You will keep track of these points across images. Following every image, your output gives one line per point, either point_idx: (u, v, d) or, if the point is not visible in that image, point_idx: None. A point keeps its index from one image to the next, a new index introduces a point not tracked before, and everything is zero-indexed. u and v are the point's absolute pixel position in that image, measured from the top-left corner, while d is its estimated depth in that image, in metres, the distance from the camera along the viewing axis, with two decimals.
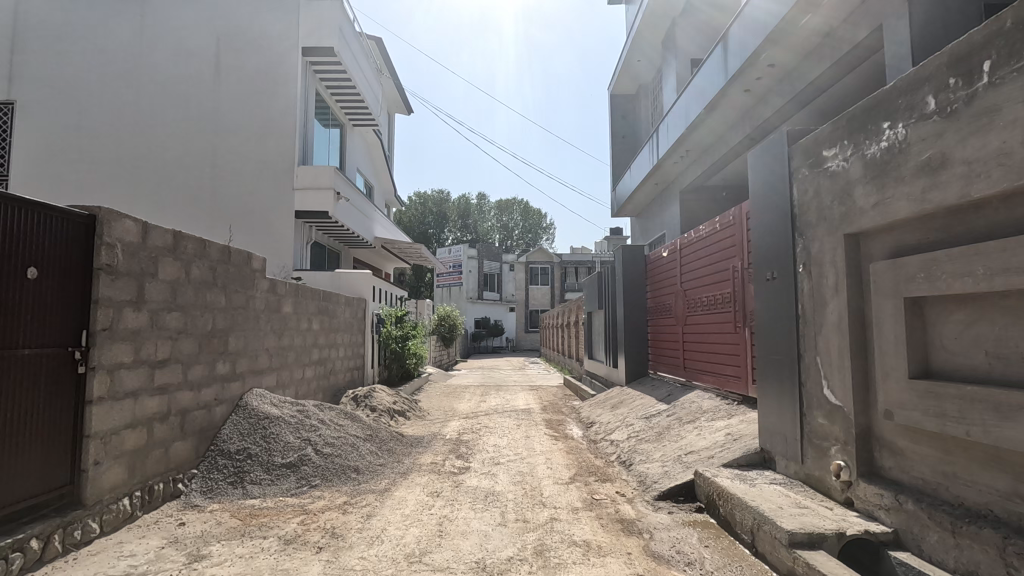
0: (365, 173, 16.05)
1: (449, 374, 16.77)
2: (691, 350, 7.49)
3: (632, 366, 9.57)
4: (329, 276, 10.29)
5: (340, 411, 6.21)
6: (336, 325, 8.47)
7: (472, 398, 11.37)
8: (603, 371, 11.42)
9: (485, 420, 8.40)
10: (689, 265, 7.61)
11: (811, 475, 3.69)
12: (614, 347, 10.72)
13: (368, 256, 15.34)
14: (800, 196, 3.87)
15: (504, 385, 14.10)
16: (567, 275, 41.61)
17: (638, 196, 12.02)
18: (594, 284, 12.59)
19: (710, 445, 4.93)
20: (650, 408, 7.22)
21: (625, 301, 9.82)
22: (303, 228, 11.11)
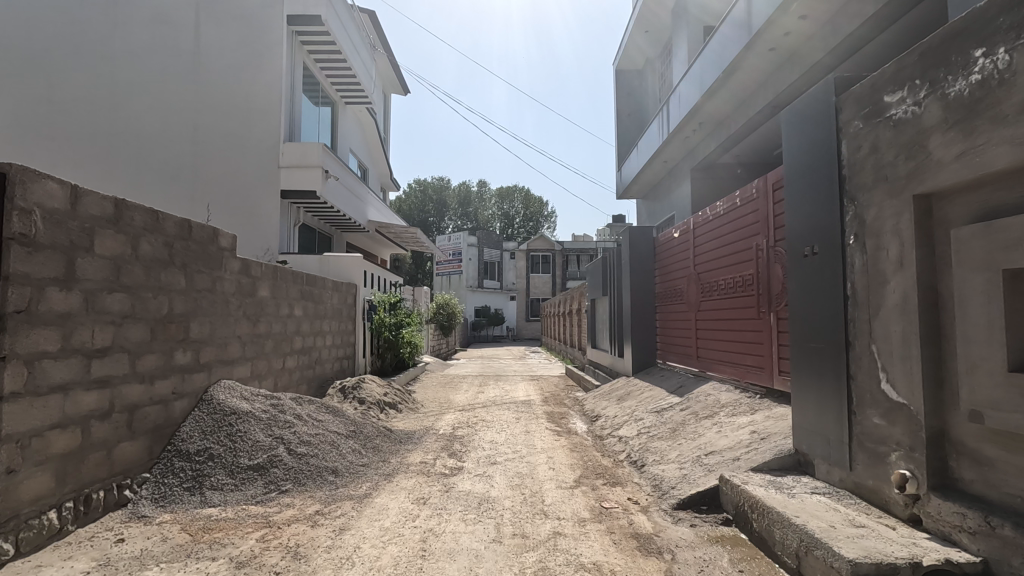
0: (359, 154, 15.37)
1: (447, 364, 16.21)
2: (705, 337, 6.92)
3: (639, 356, 8.98)
4: (318, 260, 9.69)
5: (321, 405, 5.64)
6: (322, 311, 7.88)
7: (470, 389, 10.81)
8: (608, 361, 10.84)
9: (482, 413, 7.83)
10: (703, 247, 7.01)
11: (863, 484, 3.11)
12: (619, 336, 10.13)
13: (362, 241, 14.73)
14: (851, 154, 3.25)
15: (504, 375, 13.54)
16: (569, 263, 40.95)
17: (645, 176, 11.36)
18: (598, 269, 11.98)
19: (734, 445, 4.35)
20: (661, 401, 6.65)
21: (631, 286, 9.22)
22: (289, 208, 10.50)
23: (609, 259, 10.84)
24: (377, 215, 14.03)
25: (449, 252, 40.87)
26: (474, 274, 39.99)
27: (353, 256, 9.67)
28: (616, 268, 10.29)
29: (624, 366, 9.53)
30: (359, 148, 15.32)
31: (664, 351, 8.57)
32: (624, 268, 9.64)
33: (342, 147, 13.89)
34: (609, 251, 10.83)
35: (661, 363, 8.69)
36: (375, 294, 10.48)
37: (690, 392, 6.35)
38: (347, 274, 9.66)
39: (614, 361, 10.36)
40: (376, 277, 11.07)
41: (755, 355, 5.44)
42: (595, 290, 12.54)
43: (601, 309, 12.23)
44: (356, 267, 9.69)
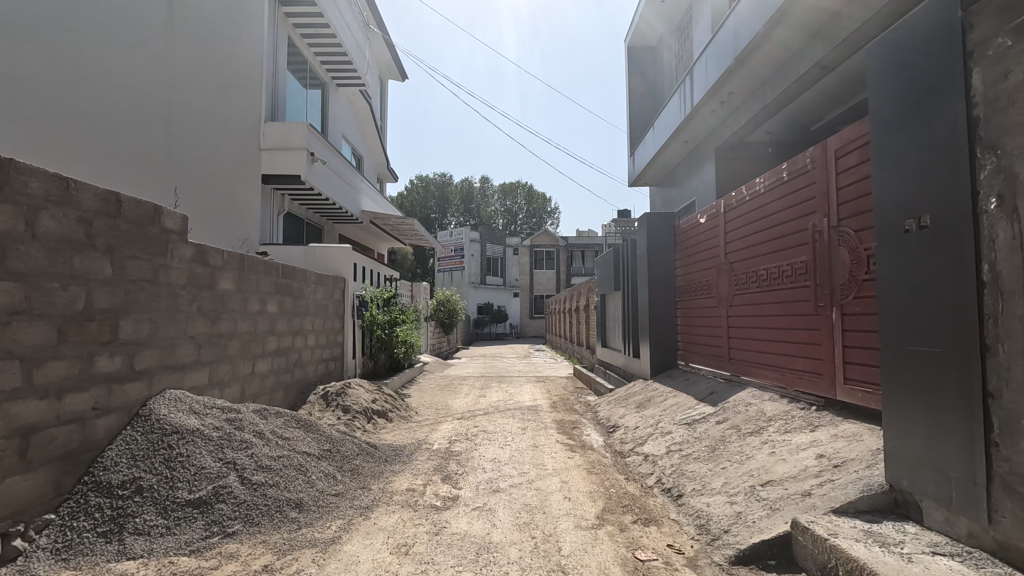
0: (352, 141, 14.45)
1: (448, 364, 15.32)
2: (738, 336, 6.03)
3: (658, 357, 8.08)
4: (303, 252, 8.81)
5: (293, 418, 4.75)
6: (303, 308, 7.00)
7: (470, 392, 9.92)
8: (621, 362, 9.94)
9: (483, 423, 6.95)
10: (735, 234, 6.11)
11: (1012, 547, 2.21)
12: (635, 335, 9.22)
13: (357, 234, 13.85)
14: (992, 84, 2.33)
15: (507, 375, 12.65)
16: (573, 259, 39.99)
17: (661, 160, 10.41)
18: (609, 262, 11.06)
19: (799, 474, 3.46)
20: (689, 410, 5.75)
21: (649, 280, 8.30)
22: (274, 196, 9.63)
23: (622, 251, 9.93)
24: (371, 204, 13.14)
25: (451, 247, 39.98)
26: (477, 270, 39.10)
27: (342, 246, 8.78)
28: (631, 260, 9.37)
29: (640, 368, 8.63)
30: (352, 134, 14.40)
31: (687, 352, 7.68)
32: (640, 260, 8.72)
33: (334, 132, 12.98)
34: (622, 242, 9.90)
35: (683, 365, 7.80)
36: (366, 289, 9.55)
37: (725, 401, 5.45)
38: (335, 267, 8.77)
39: (628, 362, 9.47)
40: (369, 271, 10.19)
41: (807, 359, 4.55)
42: (605, 285, 11.61)
43: (612, 306, 11.31)
44: (344, 258, 8.80)
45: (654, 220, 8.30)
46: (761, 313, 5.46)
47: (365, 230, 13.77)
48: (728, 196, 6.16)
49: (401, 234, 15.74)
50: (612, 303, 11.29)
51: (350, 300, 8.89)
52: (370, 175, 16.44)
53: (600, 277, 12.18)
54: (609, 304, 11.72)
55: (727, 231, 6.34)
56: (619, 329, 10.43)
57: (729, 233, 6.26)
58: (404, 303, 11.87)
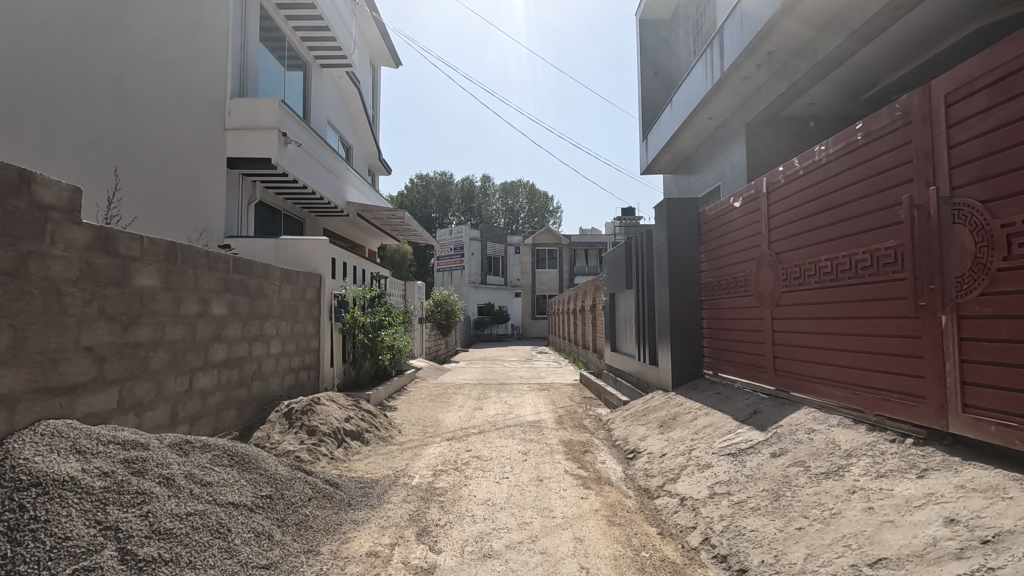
0: (339, 129, 13.36)
1: (444, 369, 14.27)
2: (782, 344, 5.00)
3: (680, 366, 6.99)
4: (274, 245, 7.75)
5: (226, 453, 3.64)
6: (263, 310, 5.91)
7: (465, 404, 8.84)
8: (635, 369, 8.84)
9: (477, 445, 5.87)
10: (778, 222, 5.09)
11: None
12: (652, 339, 8.13)
13: (344, 229, 12.79)
14: None
15: (507, 382, 11.56)
16: (576, 259, 38.89)
17: (679, 143, 9.29)
18: (621, 257, 9.95)
19: (925, 552, 2.37)
20: (730, 434, 4.66)
21: (669, 275, 7.21)
22: (247, 184, 8.56)
23: (636, 244, 8.83)
24: (359, 196, 12.07)
25: (451, 246, 38.95)
26: (477, 269, 38.01)
27: (318, 239, 7.71)
28: (647, 255, 8.28)
29: (658, 378, 7.55)
30: (339, 121, 13.31)
31: (712, 361, 6.67)
32: (657, 253, 7.63)
33: (318, 118, 11.90)
34: (636, 234, 8.81)
35: (710, 375, 6.74)
36: (346, 287, 8.46)
37: (776, 425, 4.35)
38: (310, 262, 7.69)
39: (644, 371, 8.38)
40: (353, 268, 9.14)
41: (892, 375, 3.51)
42: (617, 283, 10.49)
43: (624, 306, 10.19)
44: (321, 253, 7.72)
45: (674, 205, 7.18)
46: (814, 315, 4.44)
47: (353, 224, 12.70)
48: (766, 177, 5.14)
49: (394, 229, 14.66)
50: (624, 303, 10.18)
51: (328, 301, 7.82)
52: (360, 166, 15.34)
53: (610, 273, 11.09)
54: (620, 305, 10.61)
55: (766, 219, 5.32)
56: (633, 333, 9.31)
57: (770, 222, 5.23)
58: (393, 304, 10.77)
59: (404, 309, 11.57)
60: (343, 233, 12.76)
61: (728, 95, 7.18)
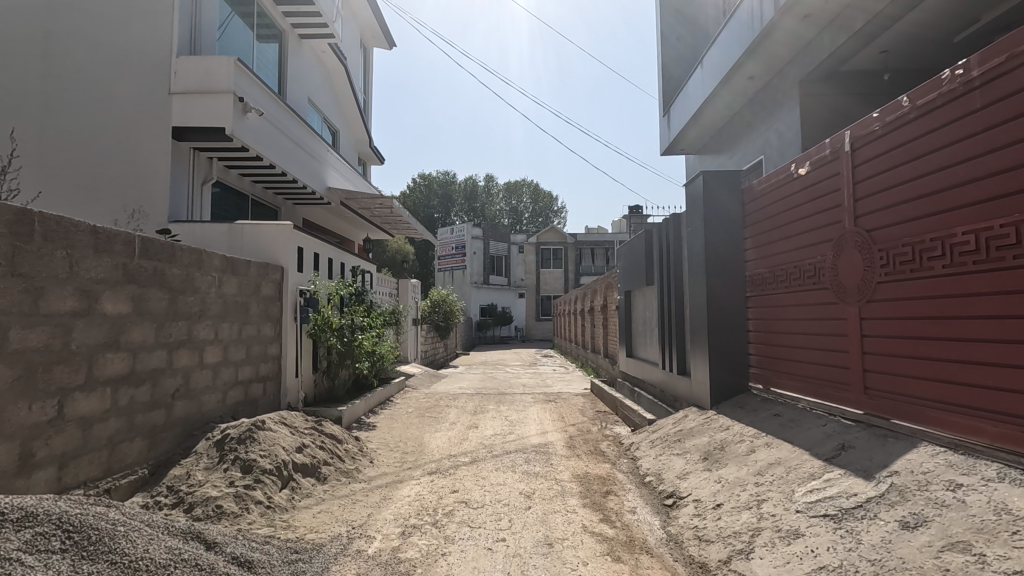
0: (323, 110, 12.08)
1: (441, 376, 12.97)
2: (870, 353, 3.76)
3: (719, 378, 5.66)
4: (227, 230, 6.46)
5: (61, 529, 2.33)
6: (192, 309, 4.60)
7: (458, 420, 7.51)
8: (661, 380, 7.49)
9: (466, 484, 4.53)
10: (864, 193, 3.83)
11: None
12: (682, 345, 6.79)
13: (329, 220, 11.52)
14: None
15: (508, 392, 10.21)
16: (582, 258, 37.51)
17: (709, 115, 7.93)
18: (640, 250, 8.61)
19: None
20: (815, 480, 3.32)
21: (705, 267, 5.89)
22: (201, 162, 7.27)
23: (661, 232, 7.50)
24: (343, 182, 10.78)
25: (452, 246, 37.65)
26: (479, 269, 36.68)
27: (280, 224, 6.44)
28: (675, 244, 6.95)
29: (691, 392, 6.23)
30: (322, 102, 12.03)
31: (760, 372, 5.40)
32: (690, 241, 6.31)
33: (296, 94, 10.60)
34: (661, 221, 7.47)
35: (757, 390, 5.45)
36: (318, 282, 7.15)
37: (890, 473, 3.02)
38: (271, 252, 6.41)
39: (671, 382, 7.04)
40: (329, 261, 7.86)
41: None
42: (635, 279, 9.15)
43: (644, 308, 8.83)
44: (284, 241, 6.44)
45: (712, 181, 5.86)
46: (930, 315, 3.21)
47: (338, 215, 11.42)
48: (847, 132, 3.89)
49: (385, 222, 13.36)
50: (644, 303, 8.84)
51: (293, 298, 6.54)
52: (348, 153, 14.05)
53: (627, 269, 9.76)
54: (639, 306, 9.26)
55: (844, 190, 4.06)
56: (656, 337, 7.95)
57: (850, 194, 3.98)
58: (379, 305, 9.43)
59: (393, 311, 10.22)
60: (326, 224, 11.47)
61: (779, 44, 5.82)
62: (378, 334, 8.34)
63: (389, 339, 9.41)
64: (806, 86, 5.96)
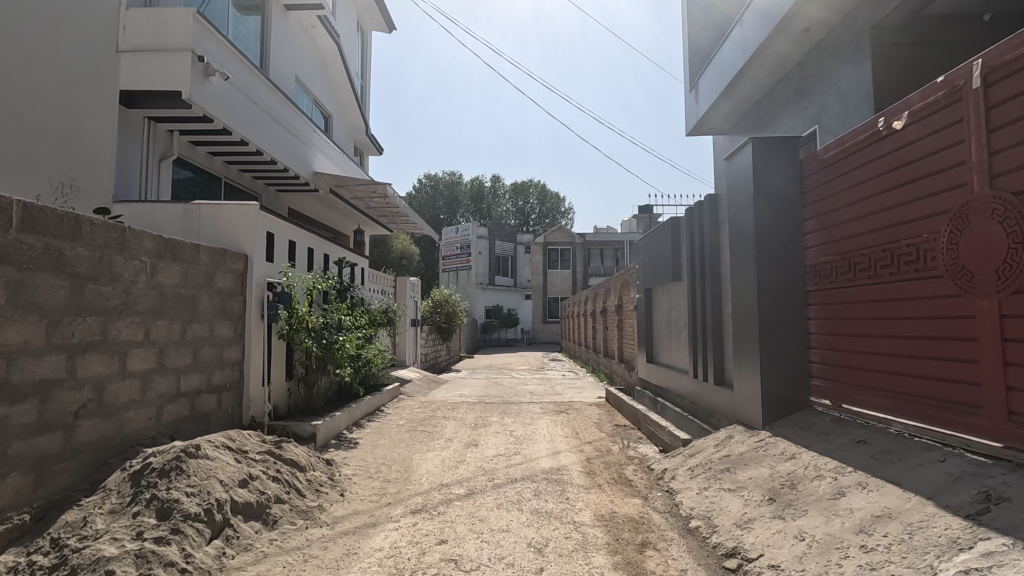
0: (313, 91, 11.10)
1: (442, 382, 11.94)
2: (1017, 365, 2.71)
3: (771, 391, 4.62)
4: (182, 211, 5.47)
5: None
6: (108, 302, 3.60)
7: (455, 435, 6.47)
8: (693, 391, 6.43)
9: (458, 530, 3.50)
10: (1004, 144, 2.77)
11: None
12: (722, 351, 5.75)
13: (318, 211, 10.55)
14: None
15: (514, 401, 9.15)
16: (591, 259, 36.42)
17: (747, 83, 6.84)
18: (667, 241, 7.55)
19: None
20: (963, 554, 2.24)
21: (753, 255, 4.85)
22: (160, 135, 6.29)
23: (693, 218, 6.45)
24: (332, 168, 9.81)
25: (457, 246, 36.67)
26: (485, 270, 35.63)
27: (244, 205, 5.44)
28: (711, 231, 5.92)
29: (734, 408, 5.18)
30: (313, 82, 11.06)
31: (825, 386, 4.33)
32: (732, 226, 5.27)
33: (281, 71, 9.62)
34: (694, 206, 6.43)
35: (821, 408, 4.39)
36: (294, 275, 6.13)
37: None
38: (232, 238, 5.43)
39: (706, 394, 5.99)
40: (309, 252, 6.88)
41: None
42: (659, 276, 8.10)
43: (670, 308, 7.78)
44: (248, 225, 5.44)
45: (762, 150, 4.80)
46: None
47: (329, 205, 10.45)
48: (977, 61, 2.84)
49: (382, 215, 12.36)
50: (670, 302, 7.78)
51: (259, 293, 5.55)
52: (343, 141, 13.08)
53: (650, 264, 8.70)
54: (663, 306, 8.19)
55: (967, 144, 3.01)
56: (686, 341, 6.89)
57: (977, 149, 2.93)
58: (370, 304, 8.39)
59: (388, 312, 9.18)
60: (317, 216, 10.51)
61: None
62: (366, 337, 7.28)
63: (381, 343, 8.38)
64: (879, 34, 4.87)
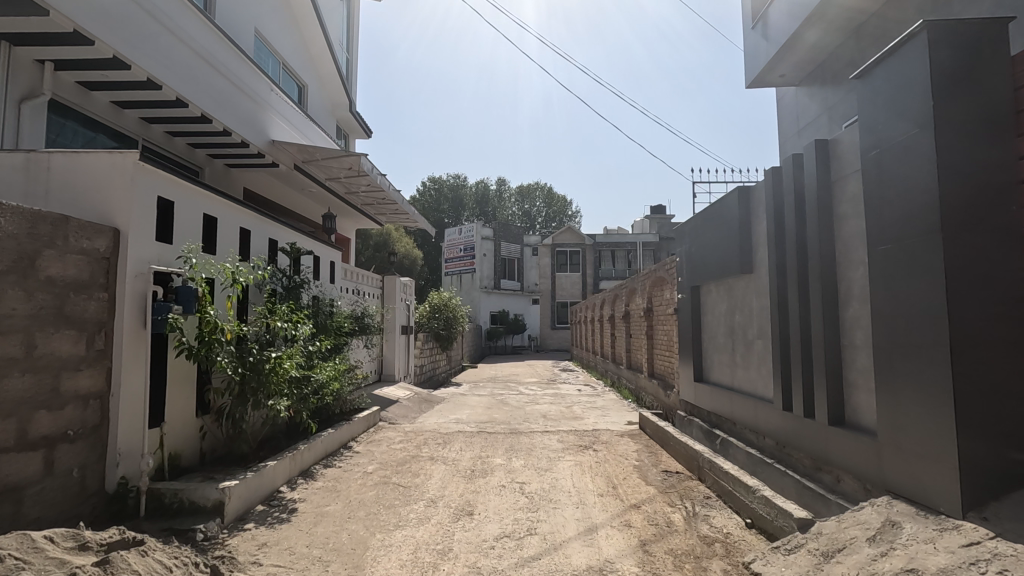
0: (281, 51, 9.27)
1: (438, 402, 10.00)
2: None
3: (974, 452, 2.67)
4: (26, 165, 3.63)
5: None
6: None
7: (441, 494, 4.51)
8: (785, 430, 4.47)
9: None
10: None
11: None
12: (845, 374, 3.80)
13: (284, 194, 8.69)
14: None
15: (523, 431, 7.19)
16: (601, 261, 34.41)
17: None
18: (734, 220, 5.60)
19: None
20: None
21: (929, 218, 2.90)
22: (23, 65, 4.42)
23: (783, 181, 4.51)
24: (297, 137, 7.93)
25: (461, 248, 34.82)
26: (490, 272, 33.93)
27: (115, 152, 3.58)
28: (821, 194, 3.97)
29: (884, 470, 3.23)
30: (280, 42, 9.21)
31: None
32: (875, 176, 3.33)
33: (235, 20, 7.78)
34: (784, 162, 4.49)
35: None
36: (207, 262, 4.22)
37: None
38: (98, 200, 3.57)
39: (814, 437, 4.03)
40: (241, 233, 4.99)
41: None
42: (717, 269, 6.13)
43: (733, 313, 5.83)
44: (123, 184, 3.57)
45: (944, 42, 2.85)
46: None
47: (296, 186, 8.58)
48: None
49: (366, 202, 10.48)
50: (733, 304, 5.82)
51: (140, 286, 3.66)
52: (323, 118, 11.22)
53: (700, 254, 6.73)
54: (720, 310, 6.23)
55: None
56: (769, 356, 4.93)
57: None
58: (336, 307, 6.46)
59: (364, 318, 7.24)
60: (281, 200, 8.64)
61: None
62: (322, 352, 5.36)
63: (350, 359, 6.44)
64: None
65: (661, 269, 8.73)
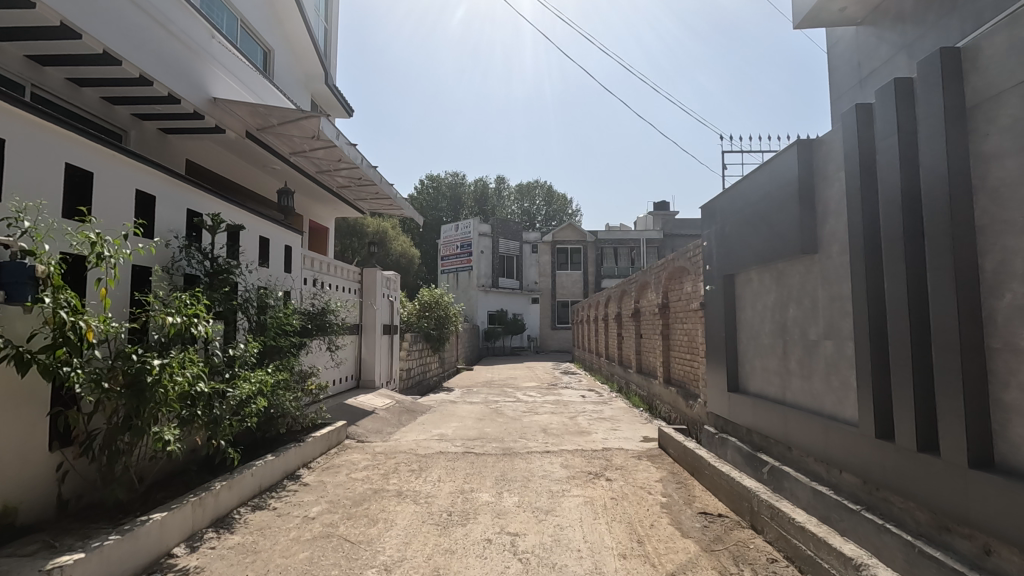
0: (240, 7, 8.00)
1: (422, 412, 8.73)
2: None
3: None
4: None
5: None
6: None
7: (401, 555, 3.25)
8: (882, 467, 3.22)
9: None
10: None
11: None
12: (995, 393, 2.55)
13: (234, 168, 7.45)
14: None
15: (519, 452, 5.93)
16: (603, 259, 33.13)
17: None
18: (787, 188, 4.34)
19: None
20: None
21: None
22: None
23: (882, 117, 3.23)
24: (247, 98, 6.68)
25: (457, 245, 33.59)
26: (488, 270, 32.71)
27: None
28: (950, 126, 2.71)
29: None
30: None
31: None
32: None
33: None
34: (879, 93, 3.22)
35: None
36: (63, 232, 2.95)
37: None
38: None
39: (942, 485, 2.75)
40: (138, 198, 3.71)
41: None
42: (761, 250, 4.85)
43: (786, 305, 4.57)
44: None
45: None
46: None
47: (251, 159, 7.34)
48: None
49: (341, 184, 9.23)
50: (785, 294, 4.56)
51: None
52: (294, 91, 9.95)
53: (737, 234, 5.44)
54: (765, 302, 4.97)
55: None
56: (848, 362, 3.68)
57: None
58: (281, 301, 5.19)
59: (323, 314, 5.95)
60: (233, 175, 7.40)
61: None
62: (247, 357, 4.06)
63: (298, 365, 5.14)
64: None
65: (681, 258, 7.47)
